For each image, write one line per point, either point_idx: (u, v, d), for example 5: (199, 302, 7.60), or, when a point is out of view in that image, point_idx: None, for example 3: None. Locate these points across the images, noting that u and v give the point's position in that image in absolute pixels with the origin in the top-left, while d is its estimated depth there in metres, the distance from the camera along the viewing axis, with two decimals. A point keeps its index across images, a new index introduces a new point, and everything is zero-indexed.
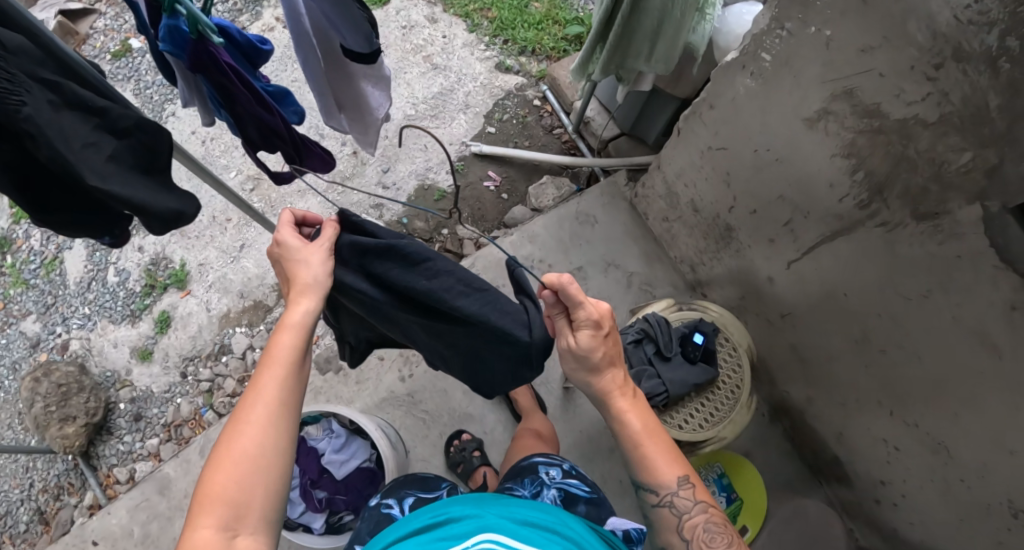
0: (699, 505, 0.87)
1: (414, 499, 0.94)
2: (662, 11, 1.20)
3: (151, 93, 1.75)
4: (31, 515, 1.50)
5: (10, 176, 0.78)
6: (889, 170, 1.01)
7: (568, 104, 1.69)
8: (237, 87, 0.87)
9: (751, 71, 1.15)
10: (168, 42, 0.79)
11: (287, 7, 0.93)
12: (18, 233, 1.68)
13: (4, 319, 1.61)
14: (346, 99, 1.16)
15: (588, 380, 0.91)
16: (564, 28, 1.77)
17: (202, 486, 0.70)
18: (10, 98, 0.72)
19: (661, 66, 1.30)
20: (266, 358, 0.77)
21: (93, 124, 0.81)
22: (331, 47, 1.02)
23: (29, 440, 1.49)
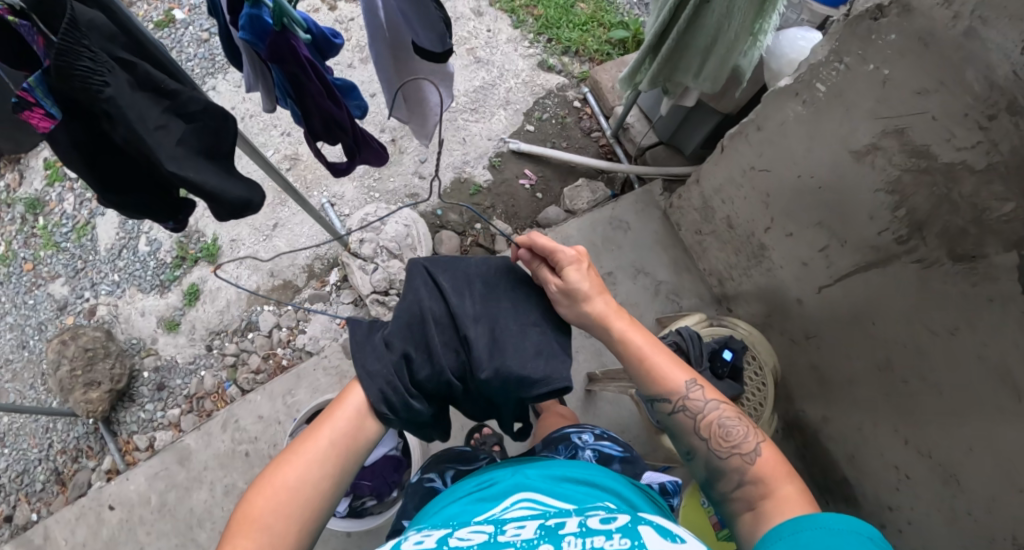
0: (712, 403, 0.91)
1: (454, 471, 1.07)
2: (717, 28, 1.27)
3: (192, 66, 1.74)
4: (48, 475, 1.57)
5: (82, 157, 0.83)
6: (931, 209, 1.04)
7: (608, 108, 1.70)
8: (312, 78, 0.90)
9: (803, 99, 1.17)
10: (250, 30, 0.81)
11: (366, 7, 0.97)
12: (51, 195, 1.69)
13: (33, 281, 1.63)
14: (410, 91, 1.18)
15: (581, 314, 0.90)
16: (609, 31, 1.78)
17: (244, 506, 0.75)
18: (92, 77, 0.74)
19: (708, 84, 1.38)
20: (332, 405, 0.82)
21: (163, 107, 0.82)
22: (401, 41, 1.06)
23: (51, 402, 1.52)
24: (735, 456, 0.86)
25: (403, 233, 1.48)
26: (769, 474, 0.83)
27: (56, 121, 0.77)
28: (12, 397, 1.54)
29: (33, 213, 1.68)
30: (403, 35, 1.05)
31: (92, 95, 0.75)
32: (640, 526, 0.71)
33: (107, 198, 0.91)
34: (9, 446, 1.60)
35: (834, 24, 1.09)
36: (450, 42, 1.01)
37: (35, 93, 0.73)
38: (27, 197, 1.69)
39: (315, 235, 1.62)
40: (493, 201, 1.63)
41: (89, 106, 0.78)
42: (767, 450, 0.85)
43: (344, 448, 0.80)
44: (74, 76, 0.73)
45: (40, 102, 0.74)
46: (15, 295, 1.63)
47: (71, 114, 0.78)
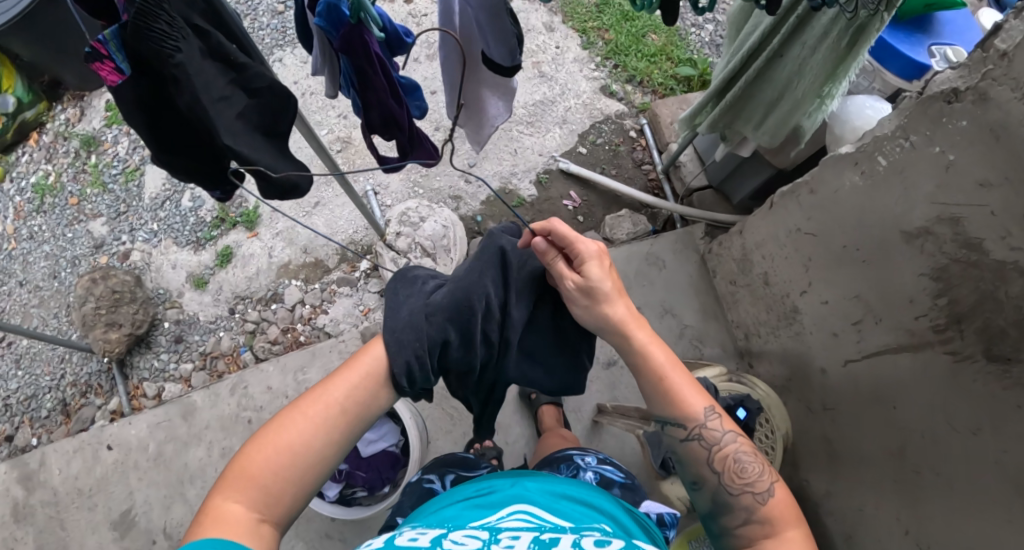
0: (728, 435, 0.88)
1: (454, 476, 1.07)
2: (786, 84, 1.27)
3: (264, 35, 1.77)
4: (55, 405, 1.63)
5: (144, 112, 0.84)
6: (974, 304, 1.00)
7: (663, 143, 1.70)
8: (378, 73, 0.91)
9: (862, 170, 1.16)
10: (325, 17, 0.83)
11: (443, 6, 0.98)
12: (107, 136, 1.73)
13: (75, 215, 1.66)
14: (469, 97, 1.18)
15: (601, 316, 0.87)
16: (676, 67, 1.78)
17: (243, 458, 0.74)
18: (166, 42, 0.76)
19: (767, 137, 1.37)
20: (347, 371, 0.79)
21: (229, 79, 0.84)
22: (471, 50, 1.05)
23: (71, 335, 1.56)
24: (746, 494, 0.84)
25: (440, 233, 1.49)
26: (778, 516, 0.81)
27: (124, 76, 0.79)
28: (35, 323, 1.58)
29: (86, 150, 1.72)
30: (473, 45, 1.04)
31: (163, 59, 0.77)
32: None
33: (158, 156, 0.91)
34: (24, 369, 1.67)
35: (905, 100, 1.08)
36: (519, 60, 1.02)
37: (109, 46, 0.75)
38: (84, 134, 1.74)
39: (354, 220, 1.63)
40: (535, 217, 1.63)
41: (158, 69, 0.79)
42: (781, 491, 0.83)
43: (353, 420, 0.78)
44: (149, 37, 0.74)
45: (112, 55, 0.76)
46: (56, 226, 1.66)
47: (140, 71, 0.80)
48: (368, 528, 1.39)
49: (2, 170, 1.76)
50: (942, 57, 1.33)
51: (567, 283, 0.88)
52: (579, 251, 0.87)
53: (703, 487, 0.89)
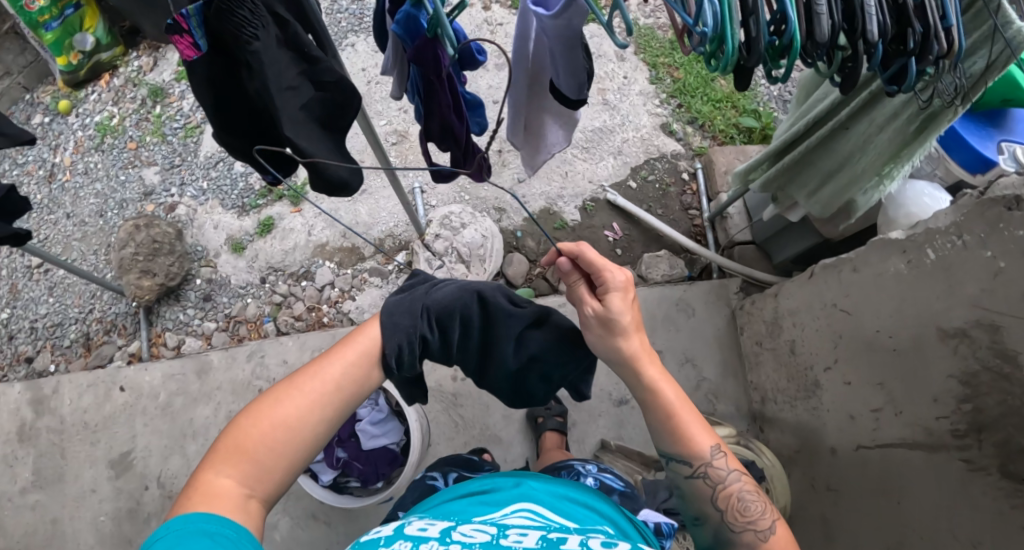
0: (734, 474, 0.86)
1: (457, 475, 1.10)
2: (846, 158, 1.25)
3: (341, 17, 1.81)
4: (78, 337, 1.72)
5: (213, 92, 0.85)
6: (998, 416, 0.94)
7: (714, 191, 1.68)
8: (444, 88, 0.90)
9: (909, 258, 1.11)
10: (403, 26, 0.83)
11: (519, 33, 0.94)
12: (174, 90, 1.80)
13: (131, 159, 1.74)
14: (532, 122, 1.16)
15: (612, 347, 0.86)
16: (740, 116, 1.77)
17: (235, 433, 0.73)
18: (246, 28, 0.77)
19: (818, 207, 1.35)
20: (344, 349, 0.79)
21: (300, 70, 0.84)
22: (540, 77, 1.03)
23: (105, 273, 1.64)
24: (749, 532, 0.84)
25: (478, 242, 1.49)
26: None
27: (200, 53, 0.80)
28: (74, 256, 1.66)
29: (153, 100, 1.79)
30: (544, 73, 1.03)
31: (240, 43, 0.78)
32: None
33: (220, 136, 0.92)
34: (58, 298, 1.76)
35: (964, 197, 1.01)
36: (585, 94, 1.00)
37: (189, 21, 0.75)
38: (154, 84, 1.81)
39: (396, 214, 1.65)
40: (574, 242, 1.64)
41: (234, 50, 0.80)
42: (783, 529, 0.83)
43: (348, 397, 0.78)
44: (230, 20, 0.76)
45: (191, 30, 0.76)
46: (112, 166, 1.74)
47: (214, 48, 0.81)
48: (355, 518, 1.40)
49: (70, 105, 1.84)
50: (1010, 155, 1.24)
51: (588, 309, 0.86)
52: (602, 280, 0.85)
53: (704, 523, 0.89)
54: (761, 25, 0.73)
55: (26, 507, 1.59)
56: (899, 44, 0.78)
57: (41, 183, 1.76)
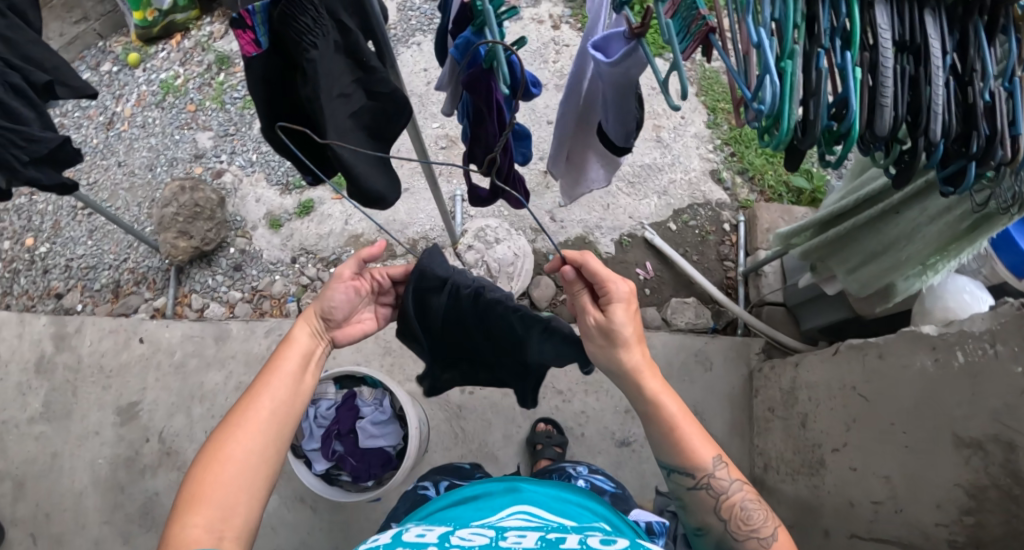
0: (735, 484, 0.84)
1: (447, 484, 1.11)
2: (889, 243, 1.22)
3: (411, 15, 1.85)
4: (108, 283, 1.78)
5: (265, 89, 0.84)
6: (1000, 537, 0.91)
7: (753, 247, 1.65)
8: (494, 119, 0.88)
9: (936, 357, 1.06)
10: (460, 51, 0.82)
11: (575, 69, 0.90)
12: (240, 61, 1.85)
13: (188, 121, 1.79)
14: (575, 154, 1.10)
15: (613, 357, 0.87)
16: (791, 174, 1.74)
17: (187, 486, 0.72)
18: (306, 34, 0.76)
19: (854, 286, 1.33)
20: (268, 375, 0.82)
21: (355, 78, 0.84)
22: (589, 117, 1.00)
23: (145, 227, 1.70)
24: (751, 540, 0.81)
25: (509, 259, 1.50)
26: None
27: (260, 50, 0.79)
28: (118, 205, 1.73)
29: (219, 67, 1.84)
30: (594, 113, 0.99)
31: (298, 48, 0.77)
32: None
33: (264, 133, 0.90)
34: (99, 243, 1.84)
35: (1004, 305, 0.97)
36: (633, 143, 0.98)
37: (254, 18, 0.75)
38: (222, 52, 1.86)
39: (433, 217, 1.65)
40: None
41: (292, 53, 0.80)
42: (785, 536, 0.80)
43: (286, 412, 0.80)
44: (292, 26, 0.76)
45: (255, 27, 0.77)
46: (168, 124, 1.80)
47: (274, 47, 0.80)
48: (341, 510, 1.41)
49: (139, 58, 1.90)
50: None
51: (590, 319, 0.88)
52: (606, 291, 0.86)
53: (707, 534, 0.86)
54: (821, 108, 0.68)
55: (29, 437, 1.63)
56: (961, 146, 0.70)
57: (100, 128, 1.82)
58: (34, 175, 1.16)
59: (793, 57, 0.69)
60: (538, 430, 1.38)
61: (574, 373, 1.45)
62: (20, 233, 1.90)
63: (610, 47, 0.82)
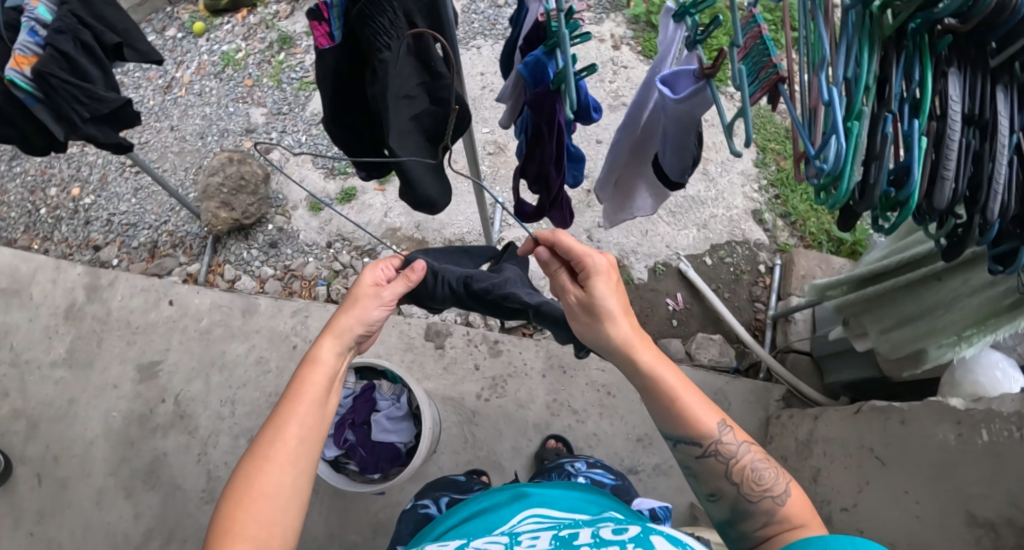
0: (744, 446, 0.81)
1: (447, 500, 1.11)
2: (931, 309, 1.18)
3: (474, 20, 1.88)
4: (145, 243, 1.83)
5: (333, 83, 0.85)
6: None
7: (786, 292, 1.63)
8: (552, 141, 0.87)
9: (959, 431, 1.04)
10: (529, 70, 0.79)
11: (637, 99, 0.88)
12: (302, 43, 1.87)
13: (244, 95, 1.82)
14: (623, 184, 1.08)
15: (601, 334, 0.85)
16: (834, 223, 1.72)
17: (219, 523, 0.69)
18: (380, 36, 0.76)
19: (885, 347, 1.29)
20: (293, 400, 0.78)
21: (422, 81, 0.83)
22: (644, 148, 0.98)
23: (188, 193, 1.74)
24: (765, 499, 0.77)
25: None
26: (799, 516, 0.75)
27: (333, 43, 0.80)
28: (166, 167, 1.77)
29: (281, 47, 1.87)
30: (650, 144, 0.96)
31: (371, 48, 0.77)
32: (652, 536, 0.70)
33: (326, 126, 0.91)
34: (142, 202, 1.89)
35: None
36: (687, 178, 0.96)
37: (330, 11, 0.77)
38: (285, 32, 1.89)
39: (472, 221, 1.66)
40: (633, 299, 1.65)
41: (364, 52, 0.80)
42: (798, 492, 0.77)
43: (314, 440, 0.77)
44: (368, 27, 0.76)
45: (330, 20, 0.78)
46: (224, 96, 1.83)
47: (347, 43, 0.81)
48: (342, 497, 1.43)
49: (204, 28, 1.94)
50: None
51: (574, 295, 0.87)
52: (582, 266, 0.87)
53: (720, 501, 0.82)
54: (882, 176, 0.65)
55: (49, 381, 1.67)
56: (1017, 228, 0.68)
57: (157, 91, 1.87)
58: (92, 132, 1.19)
59: (861, 118, 0.64)
60: (547, 447, 1.37)
61: (592, 395, 1.43)
62: (68, 181, 1.96)
63: (678, 82, 0.81)
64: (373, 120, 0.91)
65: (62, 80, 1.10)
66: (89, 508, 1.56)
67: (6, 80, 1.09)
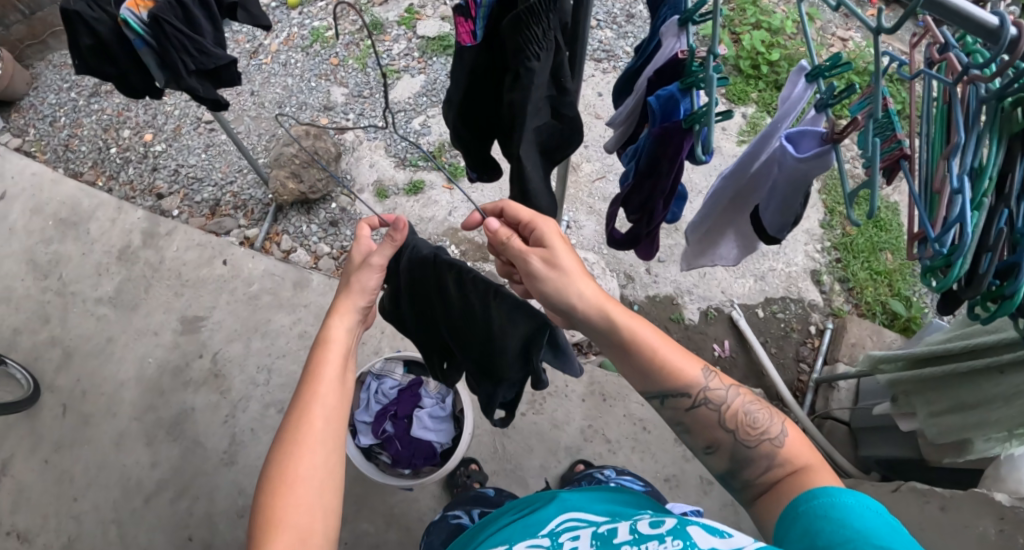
0: (731, 390, 0.84)
1: (479, 511, 1.13)
2: (989, 402, 1.11)
3: None
4: (209, 201, 1.88)
5: (466, 81, 0.85)
6: None
7: (833, 357, 1.61)
8: (670, 176, 0.86)
9: (1003, 528, 1.01)
10: (661, 103, 0.78)
11: (748, 149, 0.88)
12: (392, 32, 1.90)
13: (327, 72, 1.86)
14: (710, 230, 1.08)
15: (571, 299, 0.83)
16: (891, 296, 1.71)
17: (262, 510, 0.70)
18: (529, 48, 0.74)
19: (931, 431, 1.23)
20: (314, 384, 0.78)
21: (548, 93, 0.82)
22: (744, 200, 0.98)
23: (259, 158, 1.76)
24: (765, 442, 0.80)
25: None
26: (799, 454, 0.80)
27: (474, 42, 0.80)
28: (241, 129, 1.80)
29: (371, 32, 1.90)
30: (751, 196, 0.96)
31: (519, 57, 0.75)
32: (688, 526, 0.71)
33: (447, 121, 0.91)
34: (212, 161, 1.94)
35: None
36: (785, 234, 0.94)
37: (478, 10, 0.77)
38: (377, 18, 1.92)
39: None
40: (680, 339, 1.64)
41: (507, 57, 0.78)
42: (792, 429, 0.82)
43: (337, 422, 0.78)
44: (520, 35, 0.73)
45: (475, 19, 0.78)
46: (308, 70, 1.86)
47: (487, 44, 0.81)
48: (364, 484, 1.44)
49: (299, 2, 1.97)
50: None
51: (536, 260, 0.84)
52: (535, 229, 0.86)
53: (718, 450, 0.84)
54: (993, 266, 0.62)
55: (92, 316, 1.71)
56: None
57: (244, 55, 1.91)
58: (194, 84, 1.17)
59: (981, 208, 0.63)
60: (574, 470, 1.35)
61: (627, 426, 1.42)
62: (142, 126, 2.01)
63: (802, 141, 0.80)
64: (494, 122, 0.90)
65: (176, 29, 1.09)
66: (107, 447, 1.57)
67: (121, 19, 1.07)
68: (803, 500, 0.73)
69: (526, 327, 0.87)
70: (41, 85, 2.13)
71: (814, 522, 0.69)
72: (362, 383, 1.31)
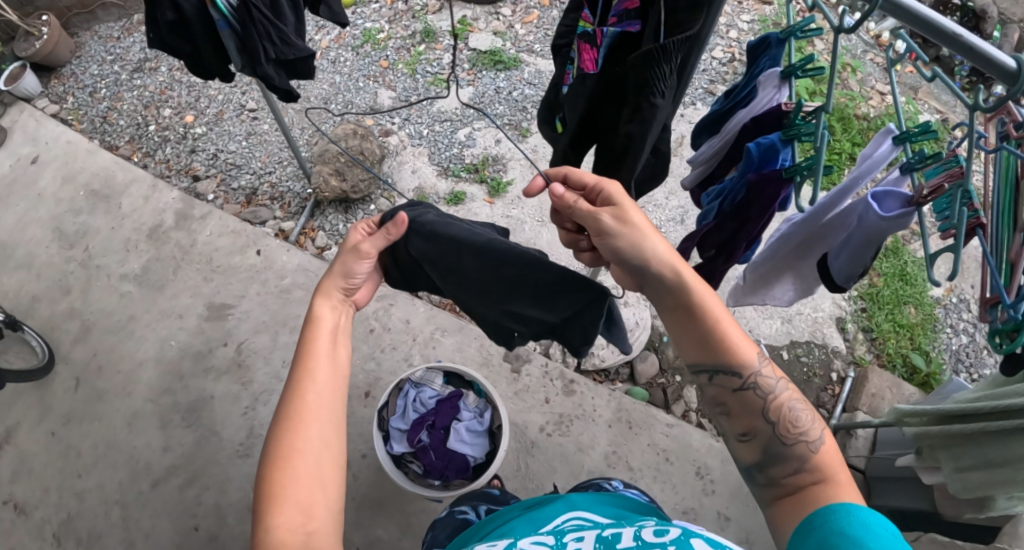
0: (780, 383, 0.81)
1: (488, 508, 1.07)
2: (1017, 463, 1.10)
3: None
4: (245, 189, 1.88)
5: (582, 106, 0.89)
6: None
7: (853, 405, 1.63)
8: (760, 220, 0.87)
9: None
10: (761, 151, 0.81)
11: (823, 201, 0.90)
12: (443, 40, 1.92)
13: (376, 74, 1.87)
14: (766, 271, 1.10)
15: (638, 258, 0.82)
16: (913, 350, 1.73)
17: (266, 486, 0.70)
18: (651, 92, 0.77)
19: (956, 485, 1.21)
20: (306, 360, 0.78)
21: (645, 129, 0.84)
22: (808, 247, 1.00)
23: (303, 152, 1.77)
24: (801, 442, 0.78)
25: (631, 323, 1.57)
26: (835, 463, 0.77)
27: (595, 69, 0.84)
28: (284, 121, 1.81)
29: (423, 39, 1.92)
30: (817, 245, 0.98)
31: (644, 93, 0.77)
32: (692, 537, 0.67)
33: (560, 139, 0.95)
34: (252, 149, 1.94)
35: None
36: (851, 284, 0.96)
37: (602, 39, 0.81)
38: (430, 26, 1.94)
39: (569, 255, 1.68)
40: None
41: (627, 92, 0.81)
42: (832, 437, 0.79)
43: (333, 392, 0.77)
44: (644, 75, 0.76)
45: (598, 47, 0.82)
46: (357, 70, 1.88)
47: (605, 73, 0.84)
48: (384, 488, 1.44)
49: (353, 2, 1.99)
50: None
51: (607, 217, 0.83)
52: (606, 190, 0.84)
53: (757, 438, 0.81)
54: None
55: (116, 292, 1.70)
56: None
57: None
58: (270, 72, 1.18)
59: None
60: None
61: (650, 456, 1.44)
62: (184, 107, 2.01)
63: (885, 201, 0.82)
64: (597, 149, 0.92)
65: (262, 14, 1.10)
66: (119, 425, 1.56)
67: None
68: (823, 513, 0.70)
69: (584, 296, 0.90)
70: (84, 55, 2.13)
71: (831, 536, 0.67)
72: (399, 389, 1.31)
